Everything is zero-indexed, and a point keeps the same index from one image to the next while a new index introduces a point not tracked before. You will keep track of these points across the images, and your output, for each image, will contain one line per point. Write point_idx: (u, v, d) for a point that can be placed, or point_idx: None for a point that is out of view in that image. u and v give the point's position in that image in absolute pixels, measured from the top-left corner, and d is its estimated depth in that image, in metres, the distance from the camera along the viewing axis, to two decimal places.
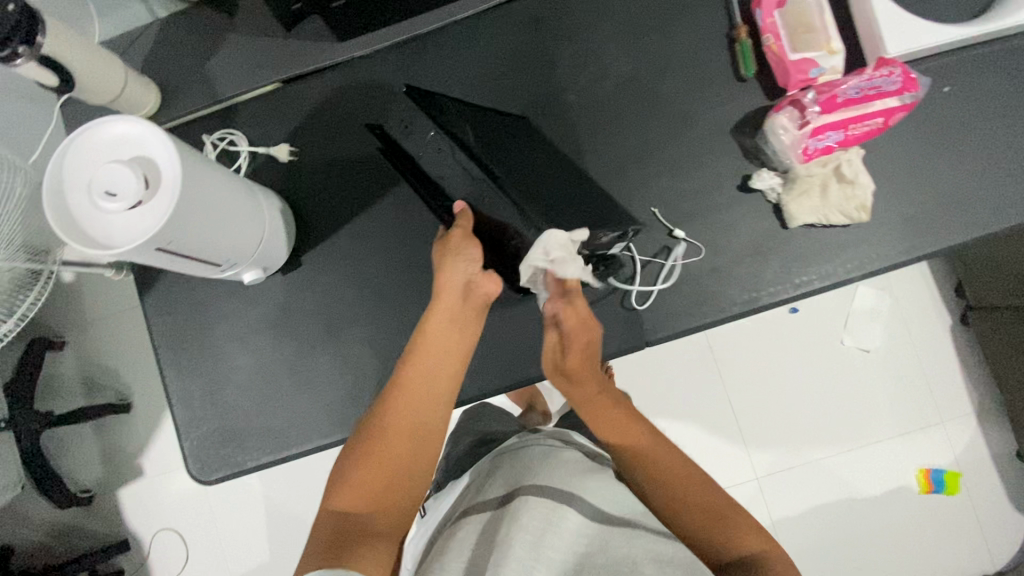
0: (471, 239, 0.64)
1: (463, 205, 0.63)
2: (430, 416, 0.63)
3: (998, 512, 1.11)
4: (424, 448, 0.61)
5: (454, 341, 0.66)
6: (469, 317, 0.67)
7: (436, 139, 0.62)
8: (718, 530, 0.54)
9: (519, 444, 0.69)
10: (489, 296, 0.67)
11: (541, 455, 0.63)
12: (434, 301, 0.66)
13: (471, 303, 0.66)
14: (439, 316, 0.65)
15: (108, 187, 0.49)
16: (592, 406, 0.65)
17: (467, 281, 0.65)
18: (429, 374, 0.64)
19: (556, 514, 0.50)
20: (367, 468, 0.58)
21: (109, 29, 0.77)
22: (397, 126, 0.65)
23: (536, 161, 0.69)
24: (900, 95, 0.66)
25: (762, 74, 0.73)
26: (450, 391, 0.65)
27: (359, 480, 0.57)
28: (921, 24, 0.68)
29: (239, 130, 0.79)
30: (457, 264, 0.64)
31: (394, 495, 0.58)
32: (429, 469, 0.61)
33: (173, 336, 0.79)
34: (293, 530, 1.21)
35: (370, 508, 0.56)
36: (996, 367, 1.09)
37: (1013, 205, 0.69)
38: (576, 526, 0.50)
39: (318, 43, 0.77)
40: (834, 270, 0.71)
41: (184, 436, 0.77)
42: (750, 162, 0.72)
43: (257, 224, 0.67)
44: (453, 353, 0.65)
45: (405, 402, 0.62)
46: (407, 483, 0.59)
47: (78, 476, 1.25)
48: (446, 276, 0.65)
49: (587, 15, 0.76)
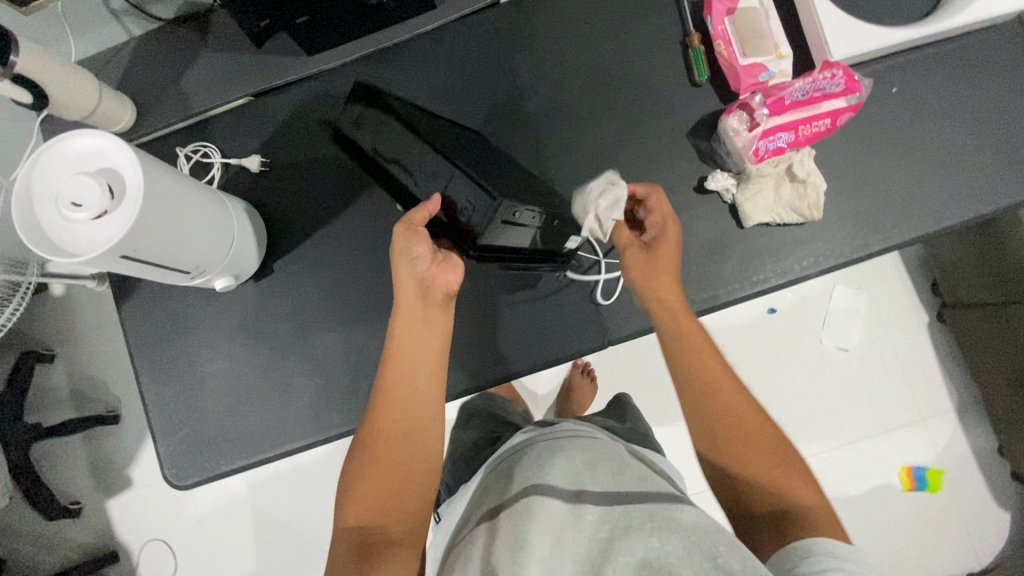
0: (418, 229, 0.65)
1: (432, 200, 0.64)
2: (422, 410, 0.61)
3: (982, 508, 1.11)
4: (424, 448, 0.59)
5: (427, 334, 0.64)
6: (436, 311, 0.65)
7: (397, 134, 0.69)
8: (760, 468, 0.53)
9: (522, 441, 0.61)
10: (451, 289, 0.66)
11: (541, 449, 0.55)
12: (395, 305, 0.65)
13: (432, 300, 0.65)
14: (405, 318, 0.64)
15: (73, 198, 0.51)
16: (668, 298, 0.64)
17: (422, 276, 0.65)
18: (408, 373, 0.62)
19: (572, 515, 0.47)
20: (371, 479, 0.56)
21: (87, 48, 0.80)
22: (357, 125, 0.73)
23: (491, 152, 0.75)
24: (845, 97, 0.68)
25: (716, 78, 0.76)
26: (434, 386, 0.62)
27: (363, 494, 0.55)
28: (865, 28, 0.70)
29: (213, 142, 0.81)
30: (408, 264, 0.64)
31: (405, 499, 0.55)
32: (432, 464, 0.59)
33: (150, 343, 0.80)
34: (280, 538, 1.22)
35: (385, 518, 0.54)
36: (973, 363, 1.09)
37: (963, 200, 0.71)
38: (595, 519, 0.47)
39: (289, 58, 0.80)
40: (791, 267, 0.72)
41: (161, 442, 0.78)
42: (706, 164, 0.74)
43: (227, 231, 0.70)
44: (428, 347, 0.64)
45: (392, 404, 0.60)
46: (419, 486, 0.57)
47: (66, 488, 1.26)
48: (400, 275, 0.64)
49: (547, 24, 0.78)
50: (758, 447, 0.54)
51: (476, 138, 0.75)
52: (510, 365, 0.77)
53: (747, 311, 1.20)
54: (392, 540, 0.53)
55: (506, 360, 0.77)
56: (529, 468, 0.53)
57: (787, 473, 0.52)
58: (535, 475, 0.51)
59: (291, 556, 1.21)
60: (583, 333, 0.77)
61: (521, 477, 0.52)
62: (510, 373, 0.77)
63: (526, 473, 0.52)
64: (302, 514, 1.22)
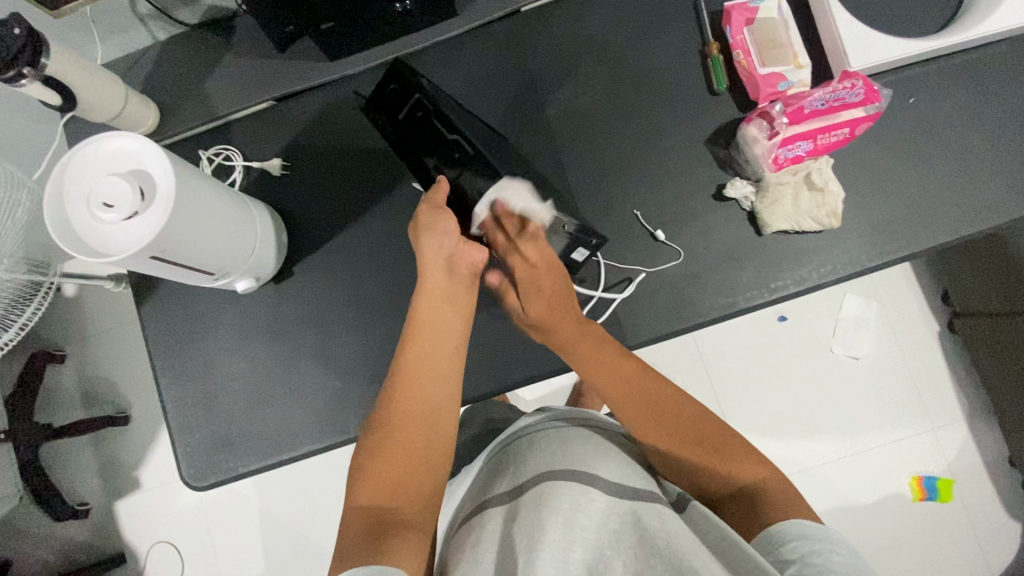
0: (442, 208, 0.67)
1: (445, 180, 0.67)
2: (438, 399, 0.64)
3: (993, 519, 1.11)
4: (437, 436, 0.62)
5: (449, 320, 0.67)
6: (460, 291, 0.69)
7: (421, 103, 0.71)
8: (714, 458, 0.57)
9: (529, 425, 0.65)
10: (475, 266, 0.69)
11: (557, 436, 0.60)
12: (422, 281, 0.68)
13: (459, 274, 0.69)
14: (429, 296, 0.68)
15: (105, 199, 0.52)
16: (576, 343, 0.67)
17: (449, 253, 0.68)
18: (428, 358, 0.65)
19: (584, 496, 0.51)
20: (387, 458, 0.59)
21: (112, 51, 0.81)
22: (386, 105, 0.73)
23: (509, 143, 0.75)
24: (864, 106, 0.69)
25: (734, 87, 0.76)
26: (454, 369, 0.66)
27: (378, 473, 0.58)
28: (882, 39, 0.71)
29: (234, 145, 0.82)
30: (434, 238, 0.67)
31: (417, 483, 0.58)
32: (444, 453, 0.62)
33: (169, 344, 0.81)
34: (288, 542, 1.21)
35: (397, 499, 0.57)
36: (985, 373, 1.09)
37: (980, 210, 0.72)
38: (604, 507, 0.51)
39: (312, 63, 0.81)
40: (809, 275, 0.73)
41: (179, 443, 0.79)
42: (724, 172, 0.75)
43: (251, 232, 0.71)
44: (449, 335, 0.67)
45: (411, 385, 0.64)
46: (430, 472, 0.60)
47: (75, 489, 1.26)
48: (427, 251, 0.67)
49: (566, 33, 0.79)
50: (708, 439, 0.58)
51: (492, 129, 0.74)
52: (528, 370, 0.76)
53: (759, 318, 1.20)
54: (402, 521, 0.54)
55: (520, 367, 0.76)
56: (553, 452, 0.58)
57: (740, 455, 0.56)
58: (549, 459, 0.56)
59: (298, 561, 1.20)
60: None
61: (540, 466, 0.56)
62: (525, 378, 0.77)
63: (540, 460, 0.57)
64: (311, 518, 1.21)
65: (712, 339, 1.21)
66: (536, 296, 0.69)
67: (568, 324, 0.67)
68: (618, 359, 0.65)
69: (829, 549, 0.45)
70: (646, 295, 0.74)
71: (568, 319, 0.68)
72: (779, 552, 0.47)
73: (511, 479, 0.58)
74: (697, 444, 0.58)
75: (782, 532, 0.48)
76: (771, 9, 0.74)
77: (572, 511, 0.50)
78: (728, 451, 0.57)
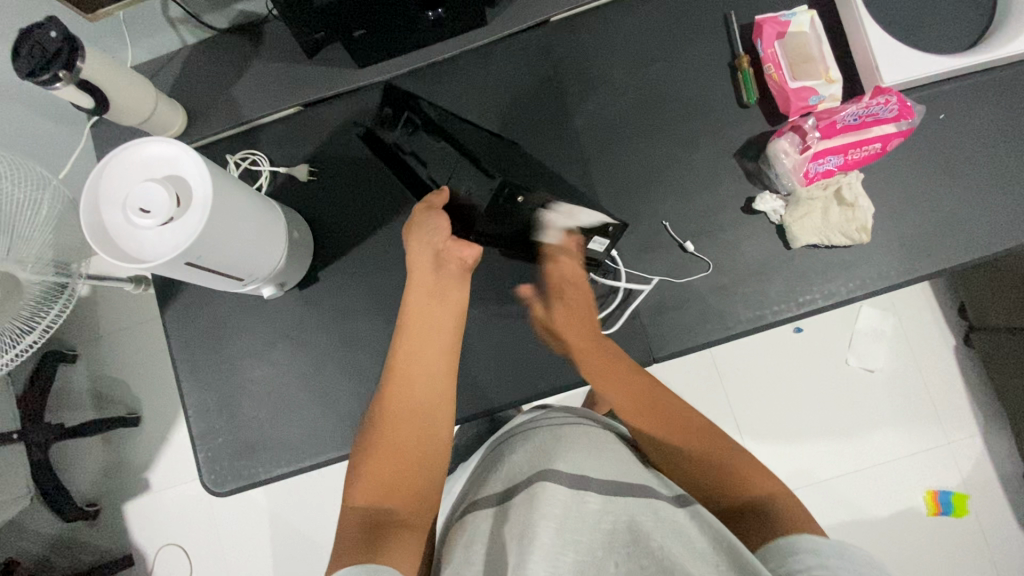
0: (436, 209, 0.70)
1: (445, 188, 0.72)
2: (430, 396, 0.64)
3: (1007, 535, 1.10)
4: (434, 436, 0.62)
5: (438, 313, 0.67)
6: (449, 283, 0.69)
7: (414, 124, 0.77)
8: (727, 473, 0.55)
9: (526, 423, 0.65)
10: (464, 261, 0.69)
11: (550, 435, 0.59)
12: (412, 277, 0.69)
13: (447, 269, 0.69)
14: (419, 291, 0.68)
15: (141, 205, 0.51)
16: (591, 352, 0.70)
17: (437, 246, 0.69)
18: (418, 353, 0.65)
19: (577, 500, 0.49)
20: (383, 457, 0.59)
21: (142, 53, 0.81)
22: (384, 123, 0.79)
23: (499, 148, 0.78)
24: (897, 122, 0.69)
25: (764, 101, 0.76)
26: (445, 364, 0.66)
27: (372, 474, 0.57)
28: (914, 55, 0.71)
29: (261, 150, 0.82)
30: (423, 233, 0.69)
31: (413, 482, 0.58)
32: (440, 452, 0.61)
33: (192, 347, 0.81)
34: (298, 547, 1.20)
35: (393, 500, 0.56)
36: (1002, 388, 1.08)
37: (1009, 227, 0.72)
38: (598, 509, 0.48)
39: (339, 68, 0.81)
40: (837, 290, 0.73)
41: (200, 448, 0.78)
42: (753, 185, 0.75)
43: (279, 236, 0.70)
44: (443, 330, 0.67)
45: (405, 384, 0.64)
46: (429, 471, 0.60)
47: (84, 489, 1.25)
48: (416, 245, 0.69)
49: (595, 43, 0.79)
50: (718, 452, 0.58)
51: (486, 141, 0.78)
52: (554, 381, 0.74)
53: (775, 330, 1.20)
54: (399, 520, 0.54)
55: (544, 378, 0.75)
56: (545, 451, 0.56)
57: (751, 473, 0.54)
58: (546, 459, 0.55)
59: (308, 567, 1.19)
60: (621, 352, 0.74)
61: (530, 463, 0.55)
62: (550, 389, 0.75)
63: (535, 461, 0.55)
64: (322, 524, 1.20)
65: (728, 350, 1.20)
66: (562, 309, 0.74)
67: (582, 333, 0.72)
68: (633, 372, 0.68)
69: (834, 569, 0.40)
70: (673, 306, 0.74)
71: (586, 334, 0.72)
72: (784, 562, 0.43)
73: (503, 479, 0.56)
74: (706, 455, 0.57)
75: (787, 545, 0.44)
76: (802, 24, 0.75)
77: (567, 512, 0.47)
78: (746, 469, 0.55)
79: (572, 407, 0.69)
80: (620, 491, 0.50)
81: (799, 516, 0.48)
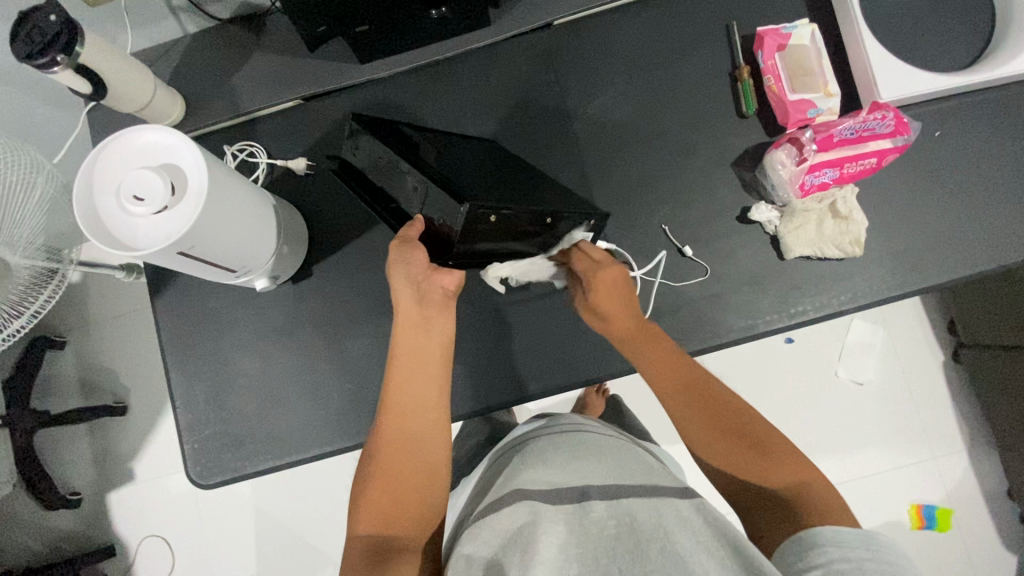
0: (414, 242, 0.65)
1: (418, 217, 0.66)
2: (428, 420, 0.63)
3: (989, 550, 1.11)
4: (432, 458, 0.61)
5: (425, 344, 0.66)
6: (434, 314, 0.66)
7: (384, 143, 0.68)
8: (760, 467, 0.55)
9: (529, 432, 0.65)
10: (447, 289, 0.66)
11: (550, 444, 0.59)
12: (397, 314, 0.67)
13: (431, 301, 0.66)
14: (404, 325, 0.66)
15: (136, 193, 0.51)
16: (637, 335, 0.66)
17: (417, 279, 0.65)
18: (410, 379, 0.65)
19: (581, 508, 0.48)
20: (383, 485, 0.59)
21: (143, 40, 0.81)
22: (349, 148, 0.72)
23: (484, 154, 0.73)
24: (892, 138, 0.70)
25: (762, 112, 0.77)
26: (436, 390, 0.65)
27: (375, 502, 0.58)
28: (913, 72, 0.72)
29: (258, 142, 0.82)
30: (401, 269, 0.64)
31: (414, 503, 0.58)
32: (442, 475, 0.61)
33: (182, 337, 0.80)
34: (281, 543, 1.19)
35: (393, 526, 0.56)
36: (990, 405, 1.09)
37: (1000, 245, 0.72)
38: (601, 514, 0.48)
39: (341, 64, 0.80)
40: (828, 302, 0.73)
41: (186, 440, 0.78)
42: (749, 195, 0.76)
43: (271, 234, 0.69)
44: (431, 356, 0.66)
45: (398, 413, 0.63)
46: (427, 491, 0.59)
47: (66, 477, 1.23)
48: (395, 284, 0.66)
49: (597, 49, 0.80)
50: (759, 445, 0.56)
51: (481, 146, 0.76)
52: (545, 383, 0.75)
53: (767, 340, 1.21)
54: (404, 546, 0.55)
55: (537, 380, 0.75)
56: (535, 465, 0.56)
57: (789, 469, 0.54)
58: (542, 469, 0.55)
59: (291, 564, 1.19)
60: (615, 358, 0.74)
61: (529, 473, 0.55)
62: (539, 391, 0.75)
63: (535, 471, 0.55)
64: (306, 519, 1.20)
65: (720, 359, 1.20)
66: (606, 285, 0.67)
67: (625, 314, 0.66)
68: (678, 359, 0.64)
69: (861, 557, 0.41)
70: (667, 313, 0.74)
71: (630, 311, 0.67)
72: (802, 557, 0.44)
73: (501, 490, 0.55)
74: (734, 444, 0.57)
75: (810, 538, 0.45)
76: (803, 36, 0.76)
77: (569, 524, 0.47)
78: (774, 453, 0.55)
79: (563, 415, 0.66)
80: (621, 491, 0.50)
81: (825, 506, 0.49)
